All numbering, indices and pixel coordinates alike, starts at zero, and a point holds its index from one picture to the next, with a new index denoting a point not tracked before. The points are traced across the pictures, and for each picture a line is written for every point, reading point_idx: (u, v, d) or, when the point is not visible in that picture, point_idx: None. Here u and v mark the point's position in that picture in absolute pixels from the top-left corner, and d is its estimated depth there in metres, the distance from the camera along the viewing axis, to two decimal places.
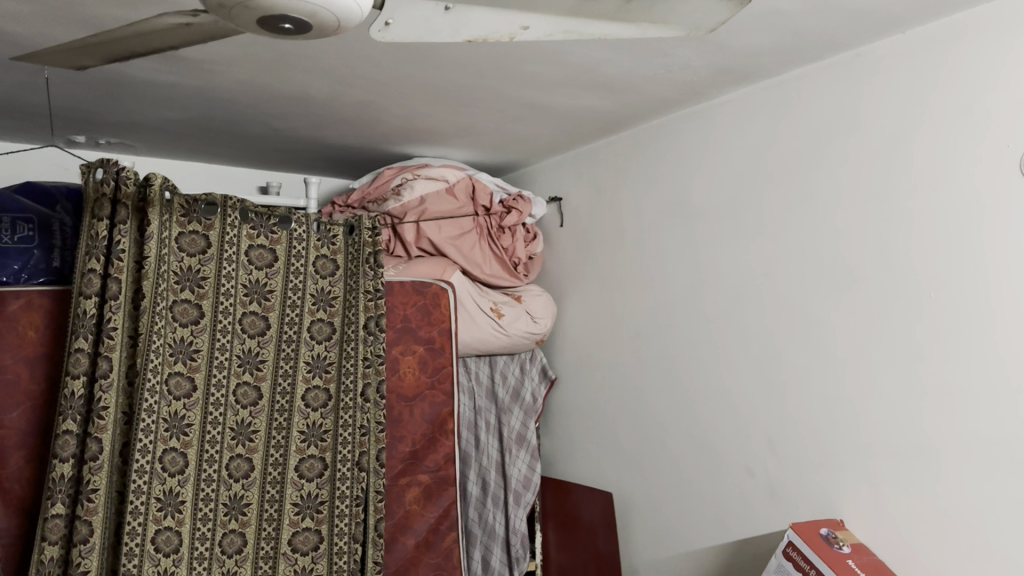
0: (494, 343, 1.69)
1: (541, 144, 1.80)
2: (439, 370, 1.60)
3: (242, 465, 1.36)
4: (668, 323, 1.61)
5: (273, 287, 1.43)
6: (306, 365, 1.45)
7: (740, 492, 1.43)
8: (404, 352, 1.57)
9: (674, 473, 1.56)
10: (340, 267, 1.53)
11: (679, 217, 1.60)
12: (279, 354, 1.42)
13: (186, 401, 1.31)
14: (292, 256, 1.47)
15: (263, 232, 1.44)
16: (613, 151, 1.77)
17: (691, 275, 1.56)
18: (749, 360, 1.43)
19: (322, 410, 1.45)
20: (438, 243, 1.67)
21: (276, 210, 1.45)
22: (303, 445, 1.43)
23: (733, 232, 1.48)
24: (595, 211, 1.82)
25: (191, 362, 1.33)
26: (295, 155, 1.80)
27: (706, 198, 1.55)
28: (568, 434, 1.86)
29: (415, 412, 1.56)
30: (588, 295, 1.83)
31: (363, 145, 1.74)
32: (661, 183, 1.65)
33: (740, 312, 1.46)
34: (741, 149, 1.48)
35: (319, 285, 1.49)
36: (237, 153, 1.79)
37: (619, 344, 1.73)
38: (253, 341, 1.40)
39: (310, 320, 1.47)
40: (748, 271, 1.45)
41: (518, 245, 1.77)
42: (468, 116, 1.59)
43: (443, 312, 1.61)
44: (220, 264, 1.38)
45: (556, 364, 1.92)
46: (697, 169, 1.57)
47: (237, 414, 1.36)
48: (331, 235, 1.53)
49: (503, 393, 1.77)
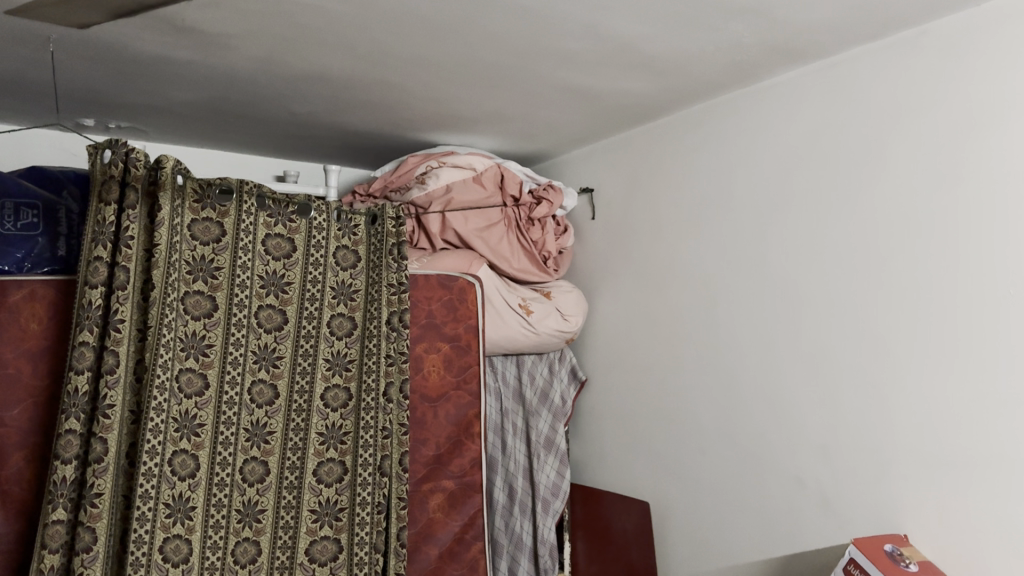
0: (523, 341, 1.60)
1: (573, 131, 1.71)
2: (466, 369, 1.51)
3: (257, 469, 1.27)
4: (710, 322, 1.51)
5: (291, 279, 1.34)
6: (326, 362, 1.36)
7: (790, 501, 1.33)
8: (427, 350, 1.48)
9: (715, 482, 1.47)
10: (362, 258, 1.44)
11: (722, 209, 1.51)
12: (297, 350, 1.33)
13: (198, 399, 1.23)
14: (311, 245, 1.38)
15: (281, 220, 1.35)
16: (649, 139, 1.67)
17: (735, 270, 1.47)
18: (799, 362, 1.34)
19: (342, 410, 1.37)
20: (464, 234, 1.57)
21: (296, 196, 1.37)
22: (322, 447, 1.34)
23: (782, 225, 1.39)
24: (630, 203, 1.73)
25: (203, 358, 1.24)
26: (314, 142, 1.72)
27: (751, 188, 1.45)
28: (597, 439, 1.77)
29: (439, 414, 1.47)
30: (622, 291, 1.74)
31: (386, 132, 1.65)
32: (702, 173, 1.55)
33: (789, 310, 1.36)
34: (790, 133, 1.38)
35: (340, 278, 1.40)
36: (254, 139, 1.70)
37: (654, 344, 1.63)
38: (270, 336, 1.31)
39: (330, 315, 1.38)
40: (798, 265, 1.35)
41: (548, 238, 1.68)
42: (499, 100, 1.50)
43: (470, 307, 1.52)
44: (235, 253, 1.29)
45: (586, 364, 1.83)
46: (741, 159, 1.47)
47: (253, 413, 1.28)
48: (352, 225, 1.44)
49: (531, 394, 1.67)
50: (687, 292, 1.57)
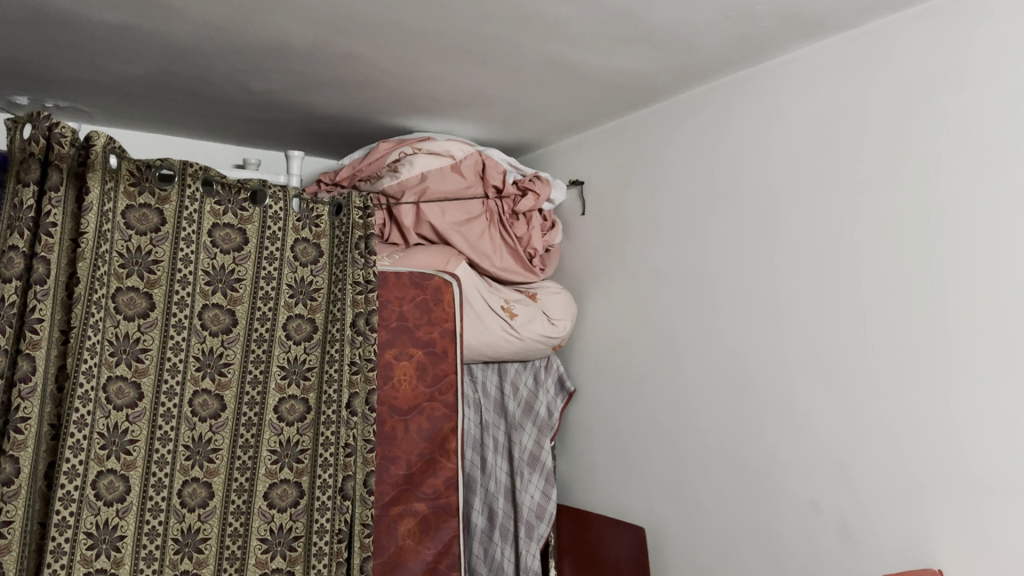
0: (505, 348, 1.44)
1: (563, 116, 1.55)
2: (441, 378, 1.34)
3: (199, 492, 1.11)
4: (713, 326, 1.36)
5: (241, 275, 1.19)
6: (281, 371, 1.20)
7: (804, 528, 1.18)
8: (398, 356, 1.31)
9: (721, 507, 1.31)
10: (324, 253, 1.28)
11: (727, 202, 1.36)
12: (247, 356, 1.17)
13: (130, 411, 1.07)
14: (265, 238, 1.22)
15: (231, 208, 1.19)
16: (646, 126, 1.52)
17: (742, 268, 1.32)
18: (815, 372, 1.19)
19: (299, 424, 1.21)
20: (441, 228, 1.41)
21: (248, 181, 1.21)
22: (274, 467, 1.17)
23: (795, 218, 1.24)
24: (624, 197, 1.58)
25: (137, 364, 1.08)
26: (276, 127, 1.56)
27: (761, 178, 1.30)
28: (586, 456, 1.61)
29: (411, 429, 1.30)
30: (614, 292, 1.58)
31: (356, 114, 1.49)
32: (706, 161, 1.40)
33: (802, 315, 1.21)
34: (807, 115, 1.23)
35: (299, 274, 1.24)
36: (209, 122, 1.54)
37: (650, 351, 1.48)
38: (216, 339, 1.15)
39: (287, 317, 1.22)
40: (815, 263, 1.20)
41: (534, 234, 1.52)
42: (481, 78, 1.34)
43: (447, 309, 1.35)
44: (176, 244, 1.13)
45: (573, 373, 1.67)
46: (750, 145, 1.32)
47: (194, 429, 1.12)
48: (315, 216, 1.28)
49: (514, 407, 1.51)
50: (688, 293, 1.41)
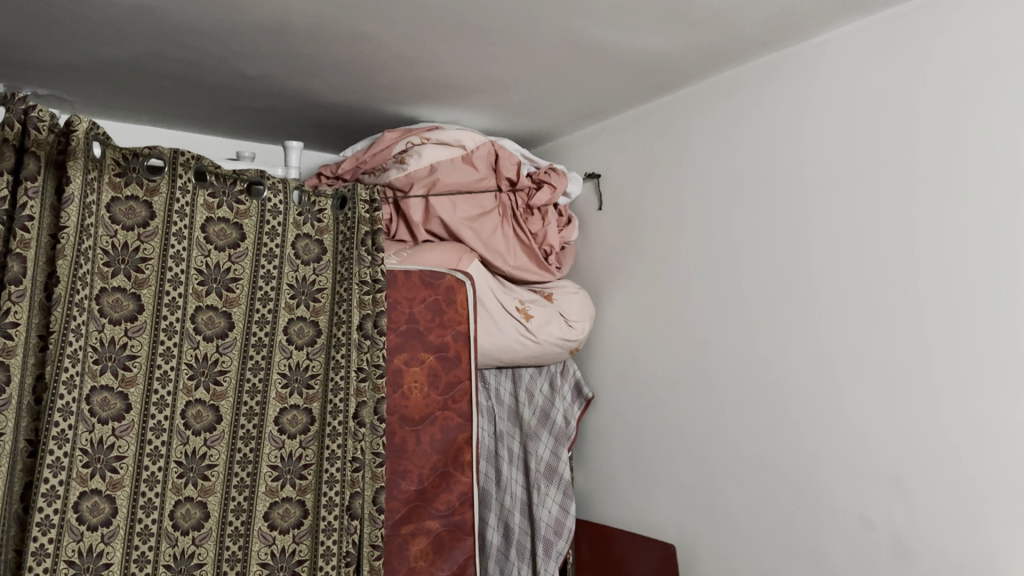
0: (521, 352, 1.34)
1: (581, 103, 1.46)
2: (455, 385, 1.23)
3: (193, 513, 1.01)
4: (747, 327, 1.26)
5: (238, 274, 1.08)
6: (281, 379, 1.10)
7: (853, 546, 1.08)
8: (408, 362, 1.20)
9: (759, 522, 1.21)
10: (328, 250, 1.18)
11: (762, 193, 1.26)
12: (245, 364, 1.07)
13: (116, 425, 0.96)
14: (264, 233, 1.11)
15: (225, 200, 1.09)
16: (670, 113, 1.43)
17: (779, 263, 1.22)
18: (862, 376, 1.09)
19: (302, 437, 1.11)
20: (452, 224, 1.31)
21: (245, 171, 1.10)
22: (275, 484, 1.07)
23: (837, 209, 1.14)
24: (645, 189, 1.48)
25: (124, 373, 0.98)
26: (274, 117, 1.46)
27: (798, 166, 1.20)
28: (607, 466, 1.51)
29: (423, 441, 1.20)
30: (636, 291, 1.48)
31: (360, 102, 1.39)
32: (736, 151, 1.31)
33: (844, 315, 1.12)
34: (850, 97, 1.14)
35: (301, 273, 1.14)
36: (203, 111, 1.44)
37: (675, 353, 1.38)
38: (210, 345, 1.05)
39: (288, 320, 1.12)
40: (861, 258, 1.11)
41: (551, 230, 1.42)
42: (497, 61, 1.24)
43: (460, 310, 1.25)
44: (166, 240, 1.03)
45: (591, 377, 1.57)
46: (786, 131, 1.23)
47: (186, 443, 1.02)
48: (318, 209, 1.18)
49: (530, 414, 1.41)
50: (718, 291, 1.32)
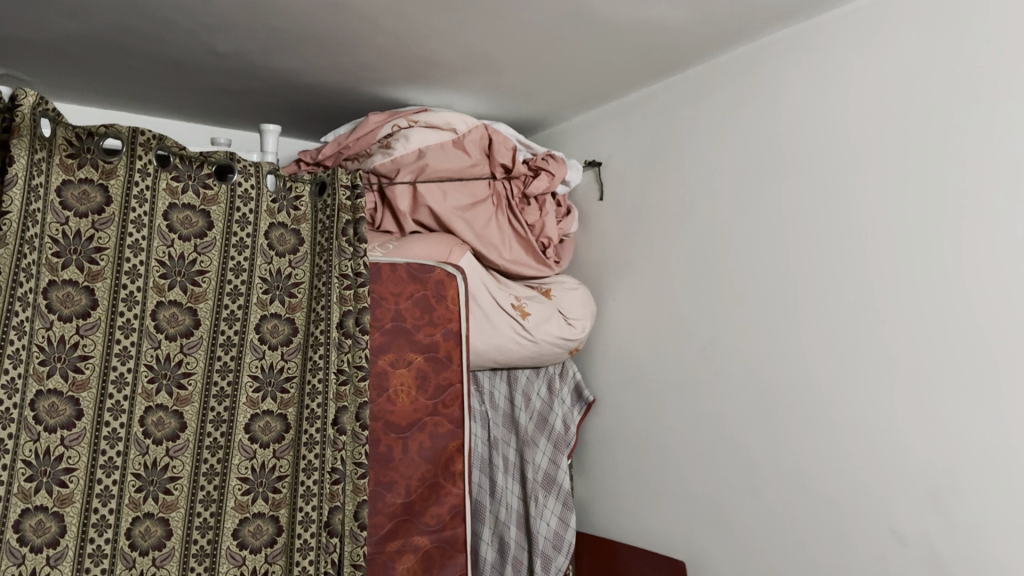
0: (517, 352, 1.24)
1: (581, 85, 1.36)
2: (445, 389, 1.13)
3: (154, 530, 0.91)
4: (762, 324, 1.16)
5: (205, 266, 0.98)
6: (253, 382, 1.00)
7: (883, 565, 0.98)
8: (395, 363, 1.09)
9: (777, 537, 1.11)
10: (305, 241, 1.08)
11: (776, 179, 1.16)
12: (212, 365, 0.97)
13: (66, 434, 0.86)
14: (234, 222, 1.01)
15: (190, 185, 0.99)
16: (678, 96, 1.33)
17: (797, 256, 1.12)
18: (891, 377, 0.99)
19: (276, 446, 1.01)
20: (442, 214, 1.21)
21: (213, 153, 1.00)
22: (246, 499, 0.97)
23: (864, 194, 1.04)
24: (650, 178, 1.38)
25: (75, 375, 0.87)
26: (252, 99, 1.36)
27: (819, 149, 1.10)
28: (609, 474, 1.41)
29: (411, 449, 1.09)
30: (640, 287, 1.38)
31: (344, 84, 1.29)
32: (749, 134, 1.21)
33: (871, 311, 1.02)
34: (876, 71, 1.04)
35: (274, 266, 1.04)
36: (175, 93, 1.34)
37: (683, 354, 1.28)
38: (173, 344, 0.95)
39: (260, 317, 1.02)
40: (889, 247, 1.00)
41: (549, 221, 1.32)
42: (491, 37, 1.14)
43: (450, 307, 1.14)
44: (123, 229, 0.92)
45: (592, 379, 1.47)
46: (805, 111, 1.12)
47: (146, 454, 0.91)
48: (293, 196, 1.08)
49: (527, 420, 1.31)
50: (730, 286, 1.22)
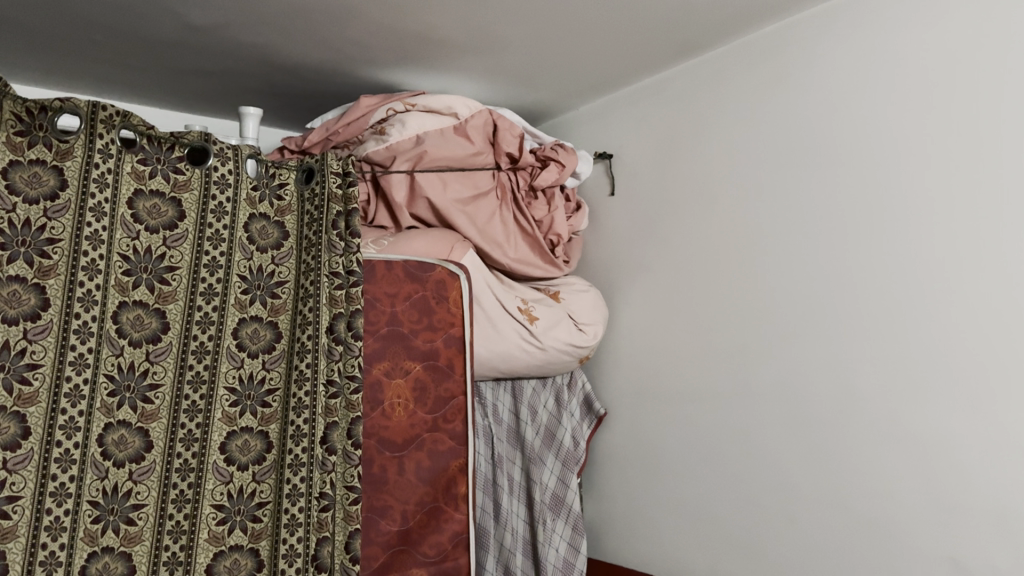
0: (524, 360, 1.12)
1: (591, 68, 1.24)
2: (447, 402, 1.01)
3: (114, 567, 0.78)
4: (799, 327, 1.03)
5: (176, 261, 0.86)
6: (229, 396, 0.87)
7: None
8: (390, 373, 0.97)
9: (819, 568, 0.99)
10: (290, 235, 0.95)
11: (815, 167, 1.03)
12: (182, 375, 0.85)
13: (10, 456, 0.73)
14: (208, 213, 0.88)
15: (160, 169, 0.86)
16: (699, 80, 1.21)
17: (842, 251, 0.99)
18: (958, 389, 0.86)
19: (256, 469, 0.88)
20: (442, 207, 1.09)
21: (186, 133, 0.88)
22: (221, 529, 0.85)
23: (923, 181, 0.91)
24: (666, 170, 1.27)
25: (21, 388, 0.74)
26: (230, 82, 1.24)
27: (865, 132, 0.98)
28: (622, 494, 1.29)
29: (407, 470, 0.96)
30: (655, 290, 1.27)
31: (333, 64, 1.17)
32: (779, 120, 1.09)
33: (933, 313, 0.89)
34: (932, 42, 0.91)
35: (256, 263, 0.92)
36: (146, 75, 1.22)
37: (705, 362, 1.17)
38: (138, 351, 0.82)
39: (238, 321, 0.89)
40: (952, 242, 0.88)
41: (558, 217, 1.21)
42: (497, 11, 1.03)
43: (451, 310, 1.02)
44: (81, 217, 0.79)
45: (601, 389, 1.36)
46: (849, 90, 1.00)
47: (105, 478, 0.79)
48: (277, 184, 0.95)
49: (533, 436, 1.19)
50: (758, 285, 1.09)
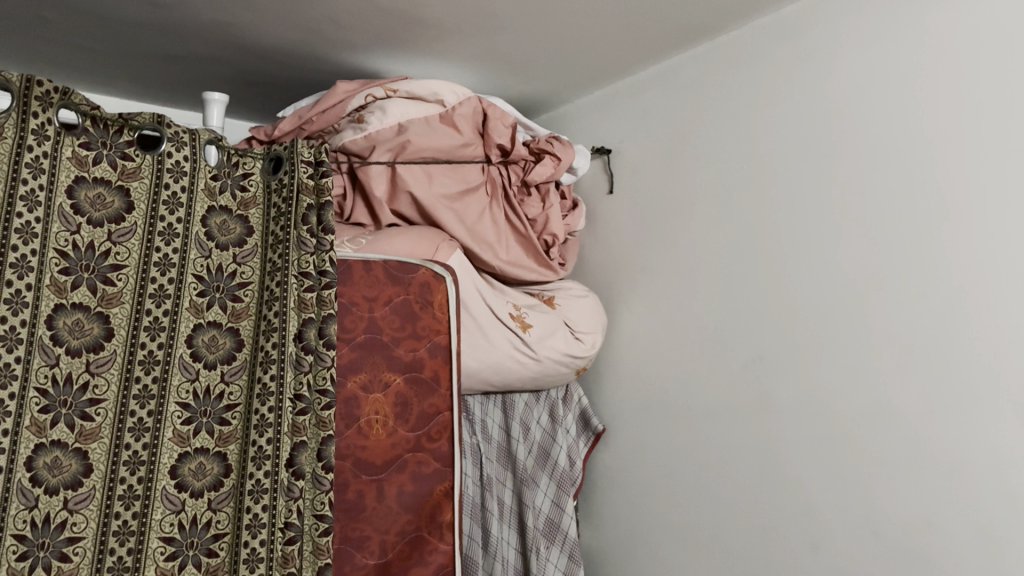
0: (517, 372, 1.02)
1: (591, 55, 1.14)
2: (431, 418, 0.90)
3: None
4: (830, 334, 0.93)
5: (122, 259, 0.75)
6: (181, 412, 0.77)
7: None
8: (368, 386, 0.86)
9: None
10: (255, 230, 0.85)
11: (846, 157, 0.93)
12: (127, 389, 0.74)
13: None
14: (160, 204, 0.78)
15: (105, 154, 0.75)
16: (708, 68, 1.12)
17: (875, 249, 0.89)
18: (1010, 405, 0.76)
19: (212, 495, 0.78)
20: (427, 203, 0.99)
21: (136, 115, 0.77)
22: (169, 565, 0.74)
23: (964, 171, 0.82)
24: (672, 165, 1.17)
25: None
26: (199, 68, 1.13)
27: (904, 116, 0.87)
28: (624, 517, 1.19)
29: (388, 495, 0.86)
30: (660, 295, 1.17)
31: (310, 49, 1.07)
32: (810, 105, 0.98)
33: (982, 319, 0.79)
34: (979, 14, 0.82)
35: (214, 262, 0.81)
36: (107, 60, 1.12)
37: (716, 373, 1.07)
38: (76, 361, 0.71)
39: (193, 327, 0.79)
40: (1004, 238, 0.78)
41: (554, 215, 1.11)
42: None
43: (435, 316, 0.92)
44: (9, 206, 0.68)
45: (601, 402, 1.26)
46: (882, 72, 0.90)
47: (34, 508, 0.67)
48: (241, 173, 0.85)
49: (526, 454, 1.09)
50: (785, 288, 0.99)
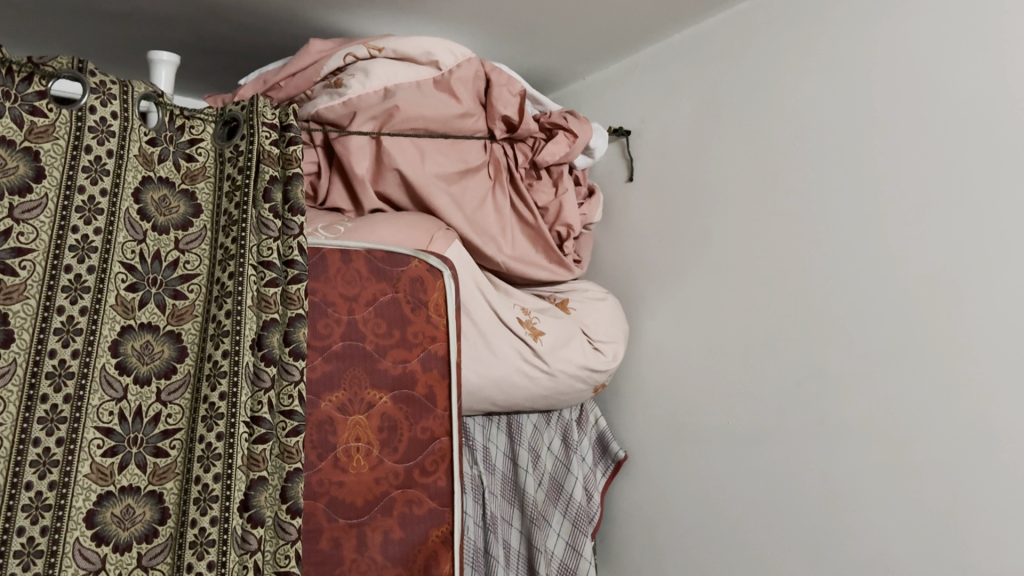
0: (527, 389, 0.85)
1: (610, 18, 0.98)
2: (424, 446, 0.73)
3: None
4: (902, 340, 0.77)
5: (26, 240, 0.57)
6: (101, 441, 0.59)
7: None
8: (346, 407, 0.69)
9: None
10: (203, 211, 0.68)
11: (926, 126, 0.77)
12: (31, 411, 0.56)
13: None
14: (81, 171, 0.60)
15: (8, 108, 0.58)
16: (748, 31, 0.96)
17: (964, 237, 0.73)
18: None
19: (141, 547, 0.60)
20: (417, 184, 0.83)
21: (51, 59, 0.60)
22: None
23: None
24: (704, 147, 1.01)
25: None
26: (153, 30, 0.97)
27: (1004, 74, 0.72)
28: (647, 558, 1.02)
29: (370, 544, 0.68)
30: (688, 298, 1.01)
31: (283, 6, 0.90)
32: (873, 68, 0.83)
33: None
34: None
35: (149, 248, 0.64)
36: (45, 20, 0.95)
37: (760, 388, 0.90)
38: None
39: (121, 330, 0.61)
40: None
41: (568, 202, 0.95)
42: None
43: (430, 321, 0.75)
44: None
45: (619, 423, 1.09)
46: (974, 23, 0.75)
47: None
48: (187, 139, 0.69)
49: (535, 487, 0.93)
50: (845, 284, 0.83)
